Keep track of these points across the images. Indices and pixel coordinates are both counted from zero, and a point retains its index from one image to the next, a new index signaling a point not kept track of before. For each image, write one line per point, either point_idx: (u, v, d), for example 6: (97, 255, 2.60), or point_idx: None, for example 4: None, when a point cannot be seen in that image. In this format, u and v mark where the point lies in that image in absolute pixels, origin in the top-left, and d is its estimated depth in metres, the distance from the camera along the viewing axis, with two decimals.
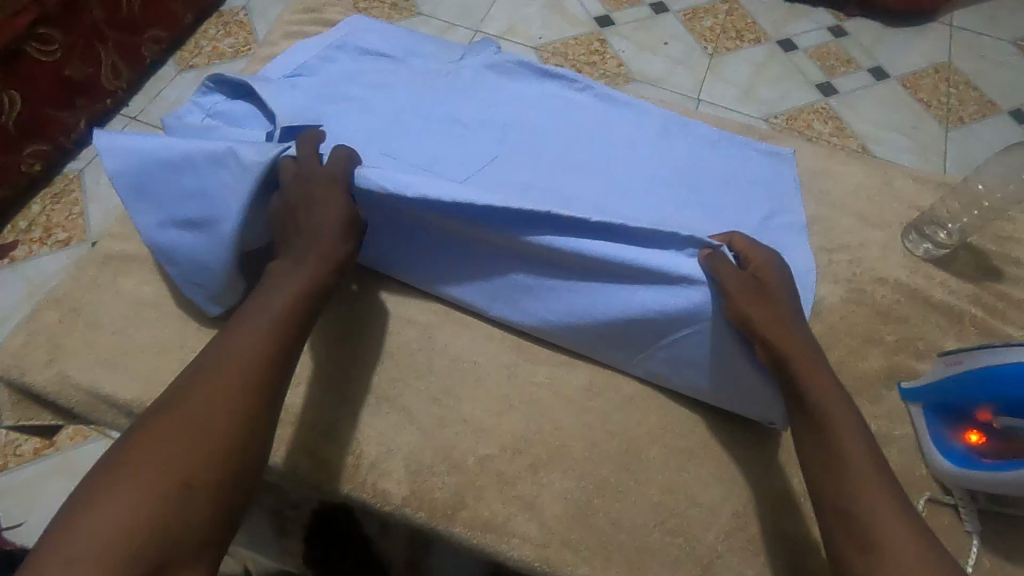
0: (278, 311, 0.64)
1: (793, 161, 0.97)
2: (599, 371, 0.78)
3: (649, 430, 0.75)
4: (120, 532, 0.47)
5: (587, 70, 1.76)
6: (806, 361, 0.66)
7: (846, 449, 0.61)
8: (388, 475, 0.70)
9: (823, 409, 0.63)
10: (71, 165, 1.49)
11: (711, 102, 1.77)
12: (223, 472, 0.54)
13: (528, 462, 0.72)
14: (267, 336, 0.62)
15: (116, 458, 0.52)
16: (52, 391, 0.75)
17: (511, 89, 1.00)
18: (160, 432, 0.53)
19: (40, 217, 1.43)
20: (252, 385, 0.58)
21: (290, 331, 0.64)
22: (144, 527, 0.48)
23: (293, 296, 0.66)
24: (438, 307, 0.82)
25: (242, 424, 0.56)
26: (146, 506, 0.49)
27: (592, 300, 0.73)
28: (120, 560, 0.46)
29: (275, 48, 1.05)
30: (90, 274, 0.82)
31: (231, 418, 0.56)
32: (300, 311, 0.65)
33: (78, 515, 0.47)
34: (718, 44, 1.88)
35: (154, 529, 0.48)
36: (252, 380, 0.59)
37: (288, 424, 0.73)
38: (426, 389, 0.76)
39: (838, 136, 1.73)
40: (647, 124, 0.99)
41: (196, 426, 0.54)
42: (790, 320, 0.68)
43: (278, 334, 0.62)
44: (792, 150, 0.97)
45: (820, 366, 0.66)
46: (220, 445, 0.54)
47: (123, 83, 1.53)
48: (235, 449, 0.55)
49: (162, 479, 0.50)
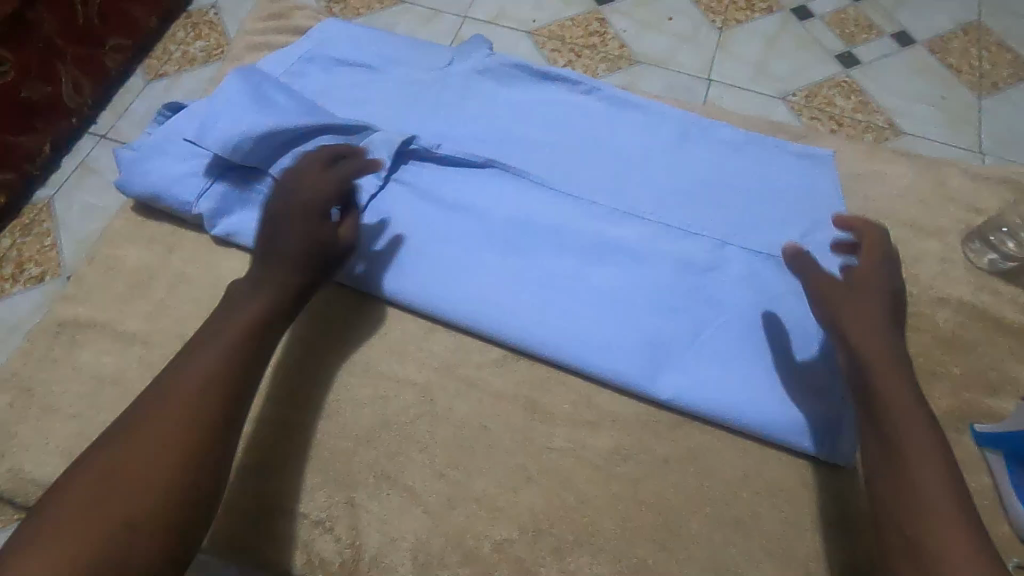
0: (235, 328, 0.56)
1: (832, 161, 0.84)
2: (626, 429, 0.68)
3: (687, 497, 0.65)
4: (62, 567, 0.40)
5: (586, 54, 1.61)
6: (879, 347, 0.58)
7: (908, 441, 0.51)
8: (393, 570, 0.62)
9: (896, 401, 0.54)
10: (41, 192, 1.24)
11: (723, 83, 1.59)
12: (184, 501, 0.47)
13: (551, 546, 0.63)
14: (230, 349, 0.54)
15: (55, 493, 0.45)
16: (7, 489, 0.66)
17: (508, 95, 0.88)
18: (99, 465, 0.46)
19: (11, 253, 1.18)
20: (211, 400, 0.51)
21: (253, 341, 0.56)
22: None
23: (258, 307, 0.58)
24: (439, 362, 0.72)
25: (200, 445, 0.49)
26: (83, 542, 0.42)
27: (643, 272, 0.75)
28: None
29: (238, 63, 0.93)
30: (42, 346, 0.72)
31: (183, 440, 0.48)
32: (263, 321, 0.58)
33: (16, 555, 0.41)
34: (728, 15, 1.69)
35: (92, 561, 0.41)
36: (212, 394, 0.51)
37: (279, 513, 0.64)
38: (431, 464, 0.66)
39: (863, 111, 1.54)
40: (665, 128, 0.87)
41: (136, 453, 0.47)
42: (882, 322, 0.60)
43: (243, 344, 0.55)
44: (832, 150, 0.85)
45: (892, 357, 0.58)
46: (176, 470, 0.47)
47: (88, 99, 1.29)
48: (189, 477, 0.48)
49: (102, 511, 0.43)
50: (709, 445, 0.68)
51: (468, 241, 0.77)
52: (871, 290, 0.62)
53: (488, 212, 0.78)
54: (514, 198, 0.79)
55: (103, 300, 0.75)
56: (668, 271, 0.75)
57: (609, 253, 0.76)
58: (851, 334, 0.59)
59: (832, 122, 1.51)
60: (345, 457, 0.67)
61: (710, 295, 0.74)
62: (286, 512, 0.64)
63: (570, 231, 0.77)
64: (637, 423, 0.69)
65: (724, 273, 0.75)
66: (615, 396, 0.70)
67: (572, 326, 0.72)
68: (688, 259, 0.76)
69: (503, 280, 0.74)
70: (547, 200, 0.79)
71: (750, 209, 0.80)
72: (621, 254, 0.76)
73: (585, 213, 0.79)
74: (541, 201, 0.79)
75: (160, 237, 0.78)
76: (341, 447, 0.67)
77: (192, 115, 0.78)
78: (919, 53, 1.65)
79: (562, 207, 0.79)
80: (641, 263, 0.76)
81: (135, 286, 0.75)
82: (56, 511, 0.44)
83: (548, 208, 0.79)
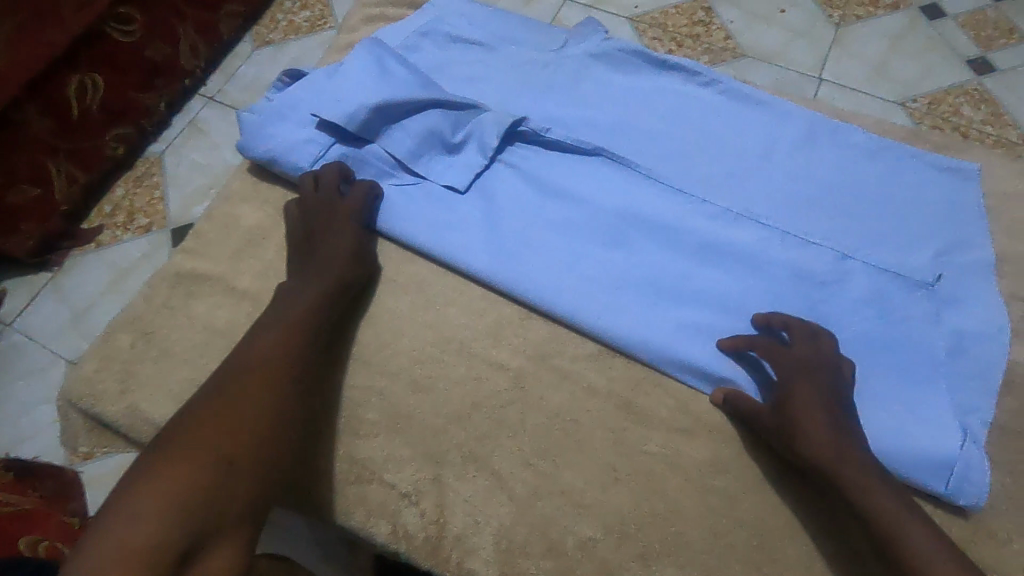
0: (293, 315, 0.65)
1: (977, 177, 0.76)
2: (725, 442, 0.65)
3: (787, 522, 0.61)
4: (169, 500, 0.50)
5: (689, 44, 1.54)
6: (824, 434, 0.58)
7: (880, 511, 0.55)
8: (476, 552, 0.62)
9: (866, 498, 0.55)
10: (154, 147, 1.32)
11: (835, 82, 1.48)
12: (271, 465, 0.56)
13: (638, 551, 0.61)
14: (290, 329, 0.64)
15: (164, 440, 0.54)
16: (123, 424, 0.70)
17: (621, 82, 0.85)
18: (198, 421, 0.56)
19: (125, 201, 1.26)
20: (280, 377, 0.61)
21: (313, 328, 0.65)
22: (191, 507, 0.50)
23: (304, 302, 0.66)
24: (533, 350, 0.71)
25: (273, 414, 0.58)
26: (188, 478, 0.51)
27: (754, 275, 0.71)
28: (173, 522, 0.49)
29: (353, 34, 0.94)
30: (161, 294, 0.76)
31: (274, 412, 0.58)
32: (323, 311, 0.67)
33: (130, 489, 0.50)
34: (848, 11, 1.57)
35: (205, 496, 0.51)
36: (275, 372, 0.61)
37: (369, 480, 0.65)
38: (519, 451, 0.66)
39: (994, 124, 1.40)
40: (788, 131, 0.81)
41: (231, 420, 0.56)
42: (820, 412, 0.59)
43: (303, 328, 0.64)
44: (978, 166, 0.77)
45: (850, 453, 0.57)
46: (255, 426, 0.57)
47: (202, 61, 1.34)
48: (269, 436, 0.57)
49: (209, 453, 0.53)
50: None
51: (573, 227, 0.75)
52: (818, 379, 0.61)
53: (594, 200, 0.76)
54: (620, 188, 0.77)
55: (218, 255, 0.78)
56: (784, 276, 0.71)
57: (720, 251, 0.73)
58: (799, 419, 0.59)
59: (956, 133, 1.38)
60: (435, 434, 0.67)
61: (830, 306, 0.69)
62: (376, 480, 0.65)
63: (680, 226, 0.74)
64: (737, 437, 0.65)
65: (847, 284, 0.70)
66: (715, 406, 0.67)
67: (678, 324, 0.69)
68: (807, 265, 0.71)
69: (609, 269, 0.72)
70: (655, 193, 0.76)
71: (878, 223, 0.74)
72: (732, 254, 0.73)
73: (696, 208, 0.75)
74: (650, 194, 0.76)
75: (272, 200, 0.81)
76: (432, 424, 0.67)
77: (310, 82, 0.80)
78: None
79: (670, 201, 0.76)
80: (752, 265, 0.72)
81: (247, 245, 0.78)
82: (159, 453, 0.53)
83: (657, 201, 0.76)
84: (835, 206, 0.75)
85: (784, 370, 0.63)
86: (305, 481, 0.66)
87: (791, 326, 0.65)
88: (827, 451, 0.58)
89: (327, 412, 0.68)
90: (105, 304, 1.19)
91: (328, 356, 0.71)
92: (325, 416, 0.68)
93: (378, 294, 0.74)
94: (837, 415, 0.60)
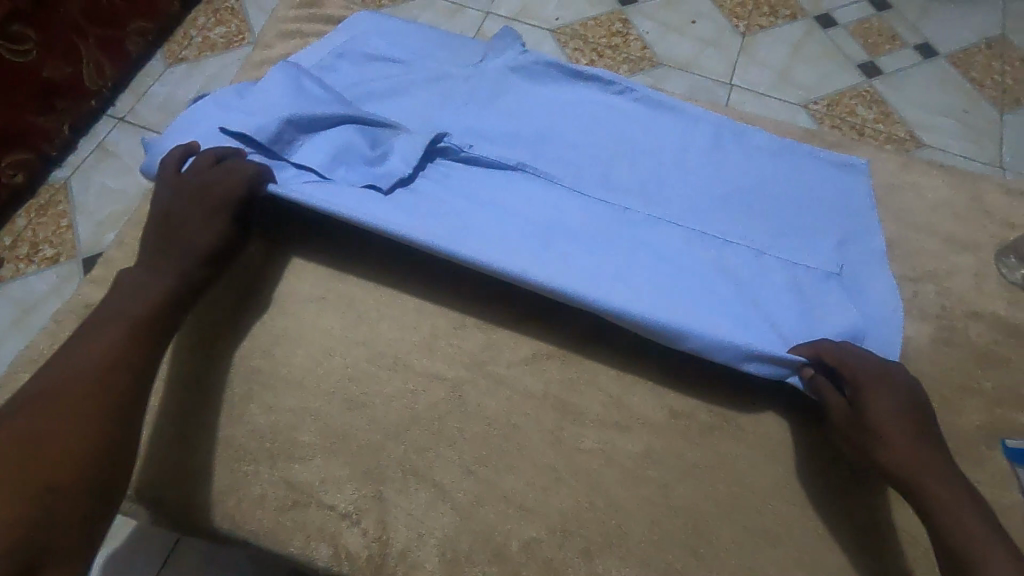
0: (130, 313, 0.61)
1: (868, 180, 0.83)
2: (657, 433, 0.68)
3: (719, 504, 0.65)
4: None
5: (608, 54, 1.60)
6: (888, 440, 0.60)
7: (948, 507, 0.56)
8: (420, 566, 0.62)
9: (942, 498, 0.57)
10: (57, 173, 1.23)
11: (745, 88, 1.58)
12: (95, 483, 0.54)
13: (581, 547, 0.62)
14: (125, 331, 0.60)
15: None
16: None
17: (541, 95, 0.88)
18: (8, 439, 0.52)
19: (27, 232, 1.17)
20: (106, 382, 0.57)
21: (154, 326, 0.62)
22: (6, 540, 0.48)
23: (147, 298, 0.62)
24: (469, 359, 0.71)
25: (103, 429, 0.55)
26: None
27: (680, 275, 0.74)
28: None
29: (269, 50, 0.92)
30: (69, 328, 0.71)
31: (107, 426, 0.56)
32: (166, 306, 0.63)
33: None
34: (751, 22, 1.68)
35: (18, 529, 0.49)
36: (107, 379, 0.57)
37: (307, 505, 0.64)
38: (460, 460, 0.66)
39: (885, 122, 1.53)
40: (700, 134, 0.86)
41: (46, 440, 0.53)
42: (904, 418, 0.61)
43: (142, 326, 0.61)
44: (866, 160, 0.85)
45: (923, 444, 0.60)
46: (79, 445, 0.54)
47: (108, 81, 1.28)
48: (97, 455, 0.54)
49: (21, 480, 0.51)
50: (742, 453, 0.67)
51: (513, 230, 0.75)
52: (892, 379, 0.62)
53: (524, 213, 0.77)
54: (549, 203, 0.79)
55: None
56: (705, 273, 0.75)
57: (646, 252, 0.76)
58: (880, 423, 0.60)
59: (852, 131, 1.50)
60: (374, 451, 0.66)
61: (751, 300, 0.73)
62: (316, 504, 0.64)
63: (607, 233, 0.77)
64: (669, 428, 0.68)
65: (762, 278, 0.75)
66: (646, 399, 0.69)
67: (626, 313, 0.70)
68: (728, 267, 0.75)
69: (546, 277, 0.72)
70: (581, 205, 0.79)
71: (787, 216, 0.80)
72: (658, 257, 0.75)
73: (621, 216, 0.78)
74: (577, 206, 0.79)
75: None
76: (370, 440, 0.67)
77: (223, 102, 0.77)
78: (942, 66, 1.63)
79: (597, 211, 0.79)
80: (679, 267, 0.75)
81: None
82: None
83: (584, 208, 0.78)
84: (747, 208, 0.80)
85: (850, 371, 0.63)
86: (239, 511, 0.63)
87: (825, 350, 0.65)
88: (910, 460, 0.59)
89: (260, 438, 0.66)
90: (13, 343, 1.10)
91: (258, 380, 0.69)
92: (259, 443, 0.66)
93: (309, 312, 0.73)
94: (915, 419, 0.61)
